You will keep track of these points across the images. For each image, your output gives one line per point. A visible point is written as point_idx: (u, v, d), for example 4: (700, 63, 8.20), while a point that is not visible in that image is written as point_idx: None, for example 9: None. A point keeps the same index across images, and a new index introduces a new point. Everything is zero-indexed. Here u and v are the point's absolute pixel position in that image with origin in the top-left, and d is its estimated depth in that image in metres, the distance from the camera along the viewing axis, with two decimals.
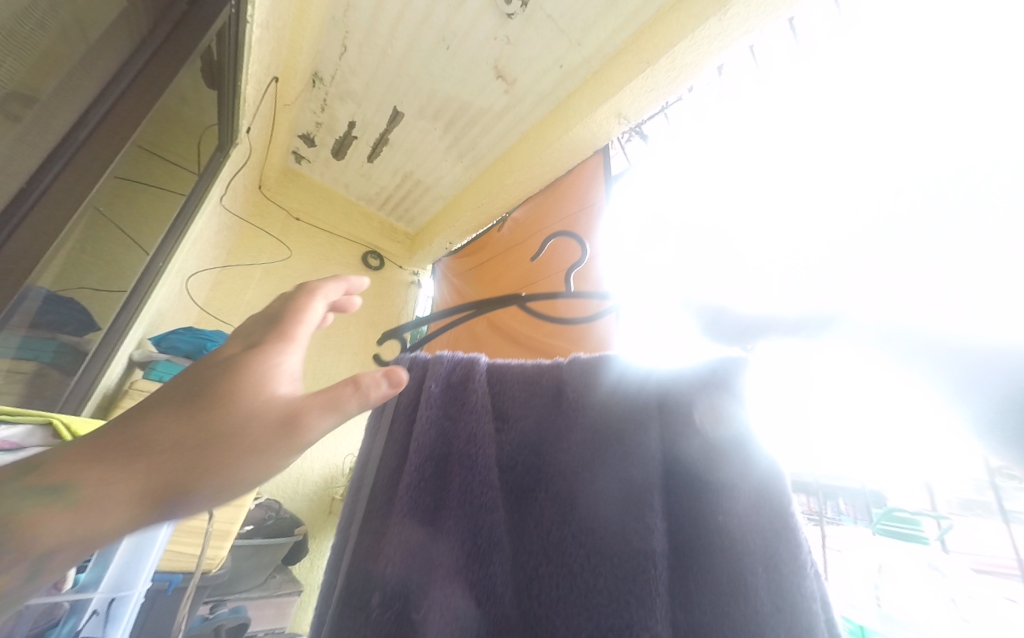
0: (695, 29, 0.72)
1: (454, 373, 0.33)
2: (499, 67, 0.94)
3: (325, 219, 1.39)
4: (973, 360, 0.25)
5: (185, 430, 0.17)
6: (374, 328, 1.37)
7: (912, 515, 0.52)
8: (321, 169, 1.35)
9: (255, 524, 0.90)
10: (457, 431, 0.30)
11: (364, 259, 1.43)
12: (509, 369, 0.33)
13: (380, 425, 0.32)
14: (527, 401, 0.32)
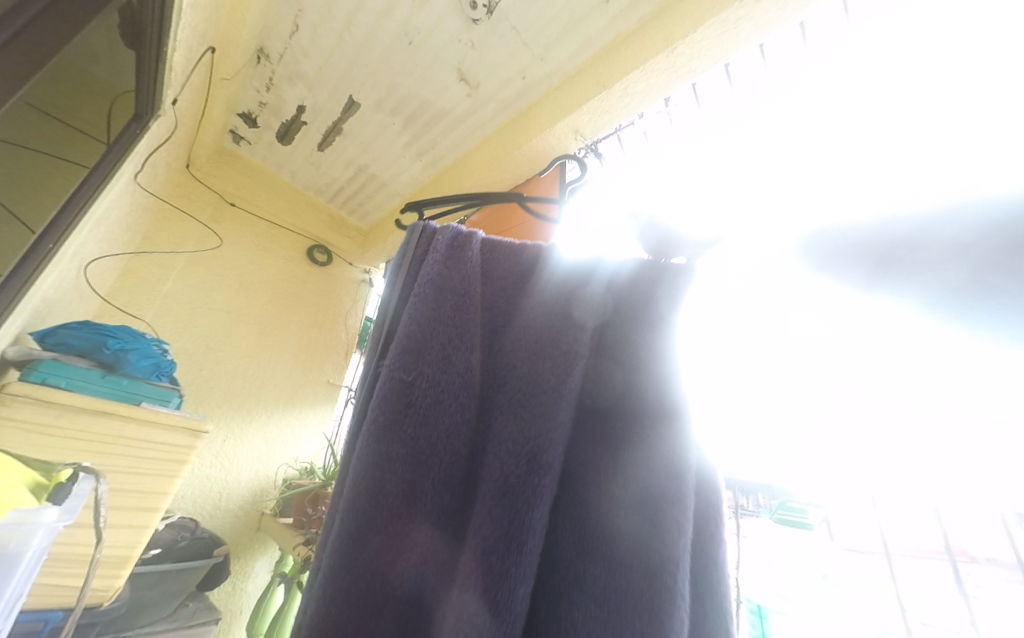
0: (647, 62, 0.78)
1: (458, 238, 0.34)
2: (463, 70, 0.93)
3: (265, 206, 1.27)
4: (954, 249, 0.21)
5: None
6: (316, 328, 1.28)
7: (802, 505, 0.66)
8: (263, 153, 1.24)
9: (164, 547, 0.79)
10: (452, 279, 0.31)
11: (308, 253, 1.32)
12: (504, 243, 0.35)
13: (399, 268, 0.34)
14: (510, 277, 0.33)
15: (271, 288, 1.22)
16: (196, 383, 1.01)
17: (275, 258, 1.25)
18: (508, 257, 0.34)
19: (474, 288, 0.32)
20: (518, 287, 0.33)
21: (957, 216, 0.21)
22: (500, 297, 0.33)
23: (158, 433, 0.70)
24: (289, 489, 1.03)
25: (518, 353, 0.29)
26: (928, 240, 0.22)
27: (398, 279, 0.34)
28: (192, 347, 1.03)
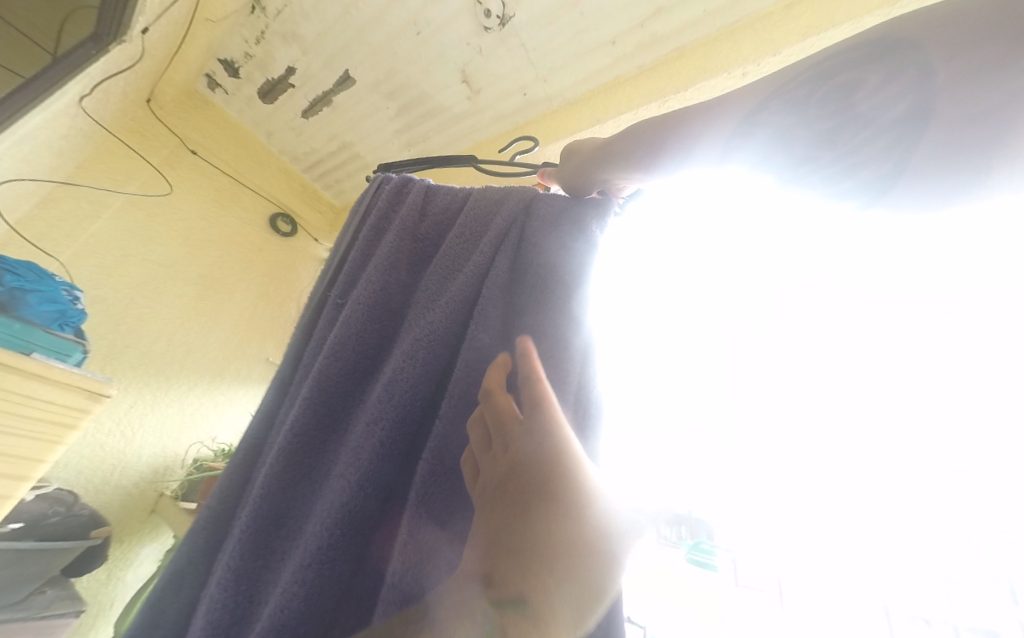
0: (640, 107, 0.83)
1: (400, 185, 0.49)
2: (467, 72, 0.94)
3: (232, 162, 1.17)
4: (816, 105, 0.26)
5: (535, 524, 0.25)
6: (264, 300, 1.18)
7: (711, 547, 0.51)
8: (239, 106, 1.15)
9: (29, 522, 0.66)
10: (391, 216, 0.47)
11: (271, 220, 1.24)
12: (440, 188, 0.47)
13: (358, 211, 0.50)
14: (445, 208, 0.46)
15: (221, 250, 1.12)
16: (109, 340, 0.89)
17: (230, 219, 1.15)
18: (444, 196, 0.46)
19: (405, 228, 0.44)
20: (454, 246, 0.41)
21: (805, 83, 0.26)
22: (436, 225, 0.45)
23: (47, 390, 0.59)
24: (198, 471, 0.93)
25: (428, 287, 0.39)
26: (790, 101, 0.27)
27: (356, 218, 0.50)
28: (113, 298, 0.91)
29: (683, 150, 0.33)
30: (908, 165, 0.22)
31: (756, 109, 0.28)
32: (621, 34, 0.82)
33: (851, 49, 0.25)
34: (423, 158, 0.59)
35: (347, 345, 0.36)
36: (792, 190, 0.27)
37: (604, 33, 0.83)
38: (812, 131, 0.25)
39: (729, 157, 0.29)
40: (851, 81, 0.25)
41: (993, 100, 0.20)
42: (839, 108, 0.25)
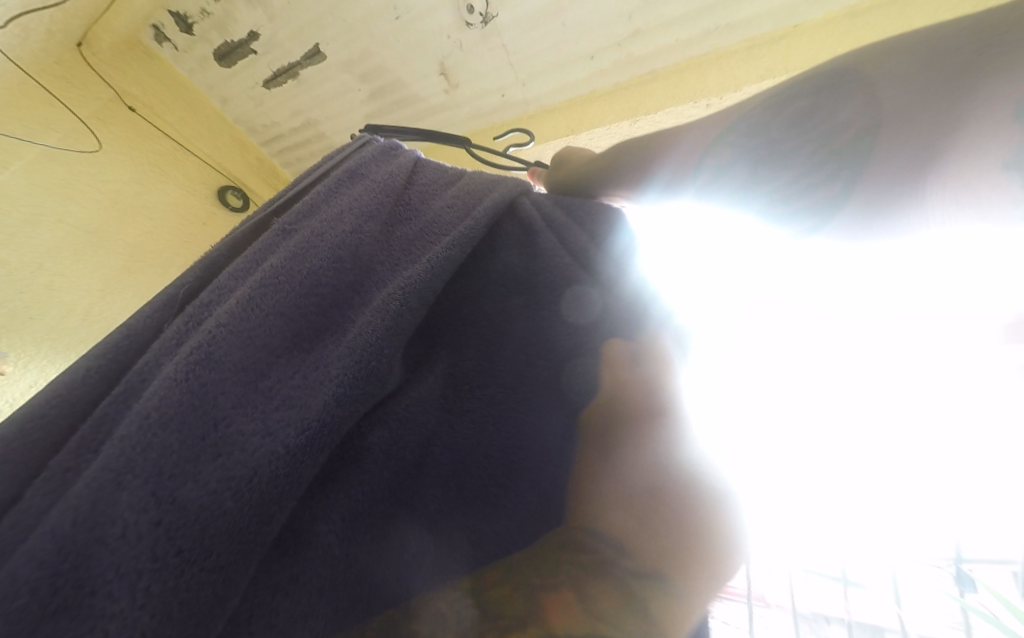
0: (612, 122, 0.87)
1: (391, 146, 0.48)
2: (446, 65, 0.92)
3: (176, 124, 1.07)
4: (775, 130, 0.27)
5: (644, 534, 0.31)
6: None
7: None
8: (190, 65, 1.05)
9: None
10: (371, 166, 0.45)
11: (220, 193, 1.16)
12: (430, 164, 0.48)
13: (334, 155, 0.50)
14: (433, 181, 0.46)
15: (158, 220, 1.02)
16: (11, 311, 0.77)
17: (171, 187, 1.06)
18: (433, 171, 0.47)
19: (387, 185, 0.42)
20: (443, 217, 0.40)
21: (769, 107, 0.27)
22: (420, 191, 0.44)
23: None
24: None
25: (404, 245, 0.38)
26: (751, 126, 0.28)
27: (331, 160, 0.49)
28: (20, 264, 0.79)
29: (655, 171, 0.35)
30: (850, 196, 0.24)
31: (720, 134, 0.30)
32: (599, 51, 0.85)
33: (794, 85, 0.27)
34: (416, 130, 0.58)
35: (303, 280, 0.32)
36: (746, 215, 0.29)
37: (584, 47, 0.85)
38: (769, 156, 0.27)
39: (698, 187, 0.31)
40: (799, 112, 0.26)
41: (935, 132, 0.21)
42: (792, 136, 0.26)
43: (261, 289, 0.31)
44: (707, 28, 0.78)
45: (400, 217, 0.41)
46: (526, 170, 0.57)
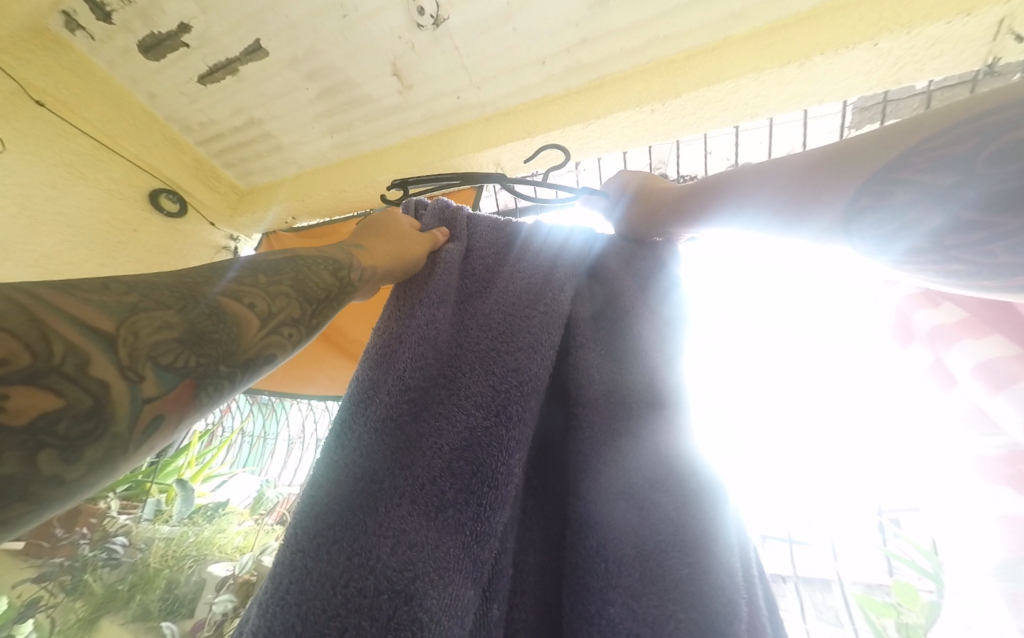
0: (566, 126, 0.90)
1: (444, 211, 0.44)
2: (398, 66, 0.91)
3: (97, 123, 0.99)
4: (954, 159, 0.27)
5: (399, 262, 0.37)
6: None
7: None
8: (111, 58, 0.95)
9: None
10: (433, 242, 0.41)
11: (152, 197, 1.10)
12: (483, 219, 0.44)
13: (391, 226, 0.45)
14: (494, 241, 0.43)
15: (79, 230, 0.99)
16: None
17: (92, 190, 1.01)
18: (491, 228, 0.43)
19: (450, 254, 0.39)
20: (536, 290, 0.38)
21: (943, 145, 0.27)
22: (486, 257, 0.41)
23: None
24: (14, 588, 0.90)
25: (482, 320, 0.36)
26: (927, 159, 0.28)
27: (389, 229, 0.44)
28: None
29: (801, 203, 0.33)
30: None
31: (884, 170, 0.29)
32: (551, 56, 0.87)
33: (915, 144, 0.28)
34: (452, 174, 0.53)
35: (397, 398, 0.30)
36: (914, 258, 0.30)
37: (536, 52, 0.87)
38: (956, 222, 0.27)
39: (846, 234, 0.31)
40: (942, 159, 0.27)
41: None
42: (946, 177, 0.27)
43: (355, 414, 0.30)
44: (649, 38, 0.83)
45: (468, 291, 0.39)
46: (578, 199, 0.52)
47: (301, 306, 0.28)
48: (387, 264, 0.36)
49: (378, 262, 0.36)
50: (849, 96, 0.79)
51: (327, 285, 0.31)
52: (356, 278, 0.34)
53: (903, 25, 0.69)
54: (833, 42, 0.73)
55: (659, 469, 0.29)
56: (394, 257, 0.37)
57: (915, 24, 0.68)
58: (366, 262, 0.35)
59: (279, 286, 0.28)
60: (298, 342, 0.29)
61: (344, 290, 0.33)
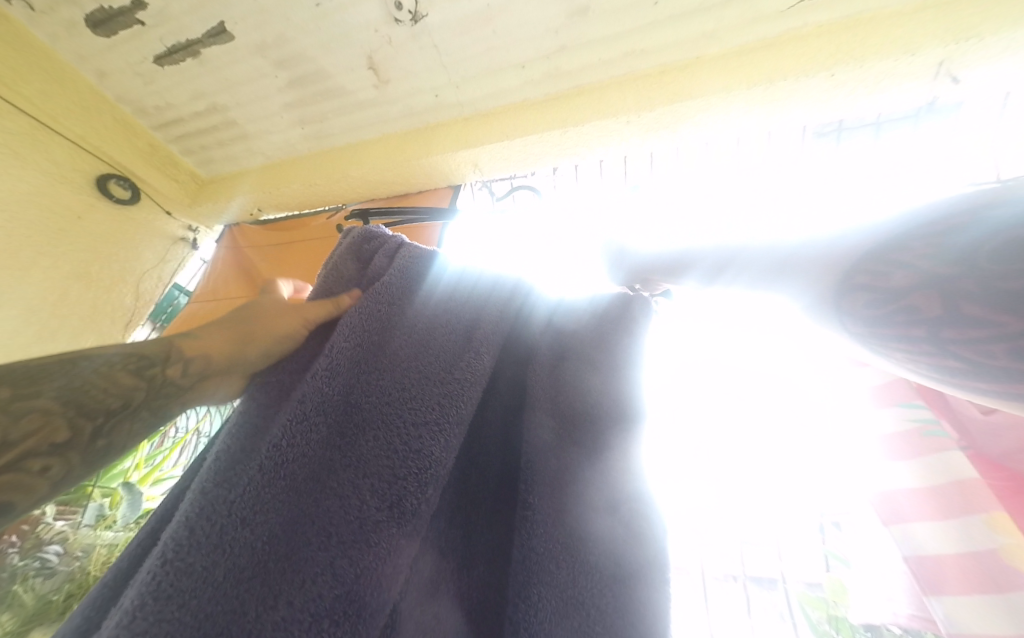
0: (544, 131, 0.91)
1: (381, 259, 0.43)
2: (374, 60, 0.89)
3: (36, 101, 0.91)
4: (955, 234, 0.33)
5: (227, 338, 0.37)
6: (84, 281, 1.03)
7: None
8: (54, 31, 0.88)
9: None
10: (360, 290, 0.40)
11: (99, 183, 1.04)
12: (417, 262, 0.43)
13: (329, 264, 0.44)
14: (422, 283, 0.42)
15: (13, 218, 0.93)
16: None
17: (29, 172, 0.93)
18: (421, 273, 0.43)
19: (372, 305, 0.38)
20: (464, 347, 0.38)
21: (943, 227, 0.33)
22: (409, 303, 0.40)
23: None
24: None
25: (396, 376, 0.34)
26: (931, 234, 0.34)
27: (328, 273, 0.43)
28: None
29: (814, 262, 0.38)
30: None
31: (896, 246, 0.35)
32: (531, 61, 0.88)
33: (915, 232, 0.35)
34: None
35: (283, 473, 0.28)
36: (913, 321, 0.34)
37: (515, 56, 0.87)
38: (963, 292, 0.32)
39: (846, 298, 0.37)
40: (942, 248, 0.33)
41: None
42: (947, 267, 0.33)
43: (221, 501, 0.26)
44: (625, 50, 0.85)
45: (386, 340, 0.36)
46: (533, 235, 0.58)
47: (66, 423, 0.28)
48: (209, 344, 0.36)
49: (195, 343, 0.36)
50: (807, 121, 0.85)
51: (121, 394, 0.31)
52: (168, 372, 0.34)
53: (857, 58, 0.74)
54: (794, 69, 0.77)
55: (622, 494, 0.33)
56: (219, 335, 0.37)
57: (867, 58, 0.73)
58: (182, 345, 0.36)
59: (30, 404, 0.28)
60: (66, 465, 0.28)
61: (142, 389, 0.32)
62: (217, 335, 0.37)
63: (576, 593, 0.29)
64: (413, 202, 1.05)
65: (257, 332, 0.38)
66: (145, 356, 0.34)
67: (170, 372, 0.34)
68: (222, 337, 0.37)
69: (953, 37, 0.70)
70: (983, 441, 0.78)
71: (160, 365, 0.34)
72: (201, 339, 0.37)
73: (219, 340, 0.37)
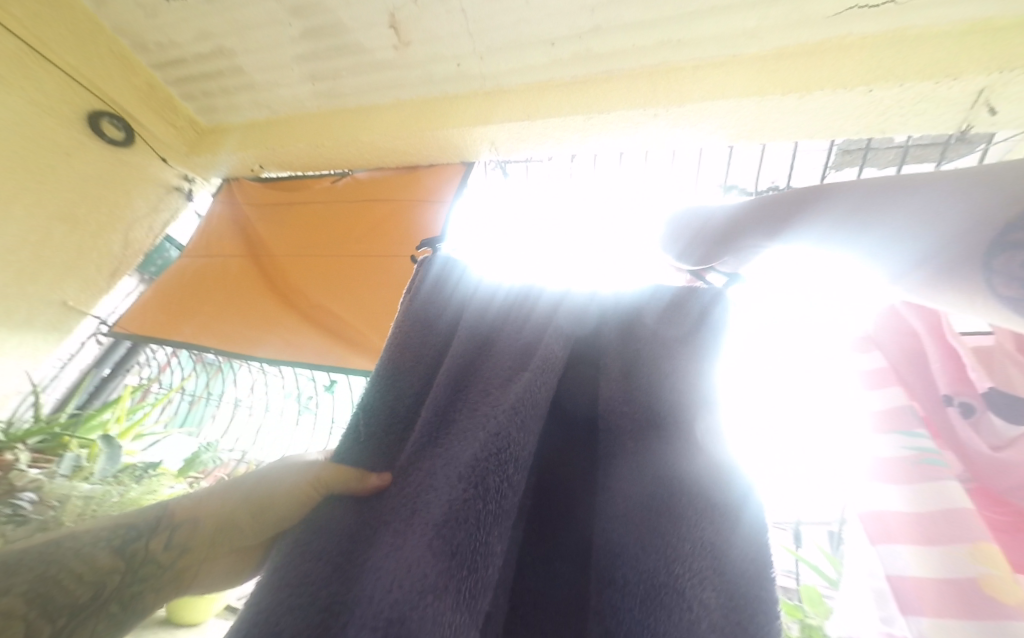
0: (567, 115, 0.87)
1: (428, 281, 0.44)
2: (396, 19, 0.83)
3: (31, 26, 0.88)
4: None
5: (228, 496, 0.34)
6: (68, 224, 0.98)
7: None
8: None
9: None
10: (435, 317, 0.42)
11: (92, 121, 0.99)
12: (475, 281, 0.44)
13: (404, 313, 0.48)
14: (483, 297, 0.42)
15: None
16: None
17: None
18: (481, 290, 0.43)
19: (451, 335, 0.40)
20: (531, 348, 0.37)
21: None
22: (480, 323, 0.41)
23: None
24: None
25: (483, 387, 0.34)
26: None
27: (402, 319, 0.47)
28: None
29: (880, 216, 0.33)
30: None
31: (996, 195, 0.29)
32: (562, 38, 0.83)
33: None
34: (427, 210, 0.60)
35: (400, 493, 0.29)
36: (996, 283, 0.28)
37: (546, 33, 0.83)
38: None
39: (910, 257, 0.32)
40: None
41: None
42: None
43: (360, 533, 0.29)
44: (661, 40, 0.82)
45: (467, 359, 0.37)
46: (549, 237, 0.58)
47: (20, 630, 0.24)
48: (200, 513, 0.33)
49: (193, 506, 0.33)
50: (837, 136, 0.82)
51: (95, 581, 0.28)
52: (159, 539, 0.31)
53: (897, 76, 0.71)
54: (832, 80, 0.74)
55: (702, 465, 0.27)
56: (219, 495, 0.34)
57: (907, 77, 0.71)
58: (174, 512, 0.33)
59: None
60: None
61: (106, 577, 0.28)
62: (216, 496, 0.34)
63: (670, 587, 0.23)
64: (423, 175, 1.01)
65: (266, 474, 0.35)
66: (132, 526, 0.31)
67: (152, 544, 0.31)
68: (216, 502, 0.33)
69: (998, 66, 0.68)
70: (988, 473, 0.48)
71: (153, 537, 0.31)
72: (195, 505, 0.33)
73: (211, 507, 0.33)
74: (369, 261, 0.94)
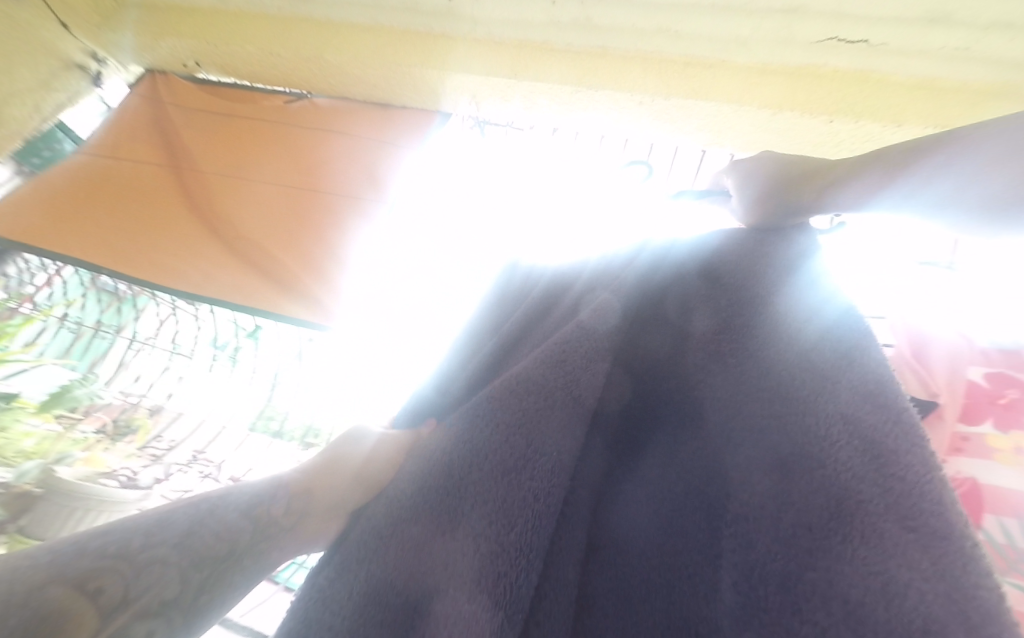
0: (554, 84, 0.83)
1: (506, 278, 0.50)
2: None
3: None
4: None
5: (331, 465, 0.35)
6: None
7: None
8: None
9: None
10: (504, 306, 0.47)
11: None
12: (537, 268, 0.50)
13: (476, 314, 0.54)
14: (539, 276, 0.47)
15: None
16: None
17: None
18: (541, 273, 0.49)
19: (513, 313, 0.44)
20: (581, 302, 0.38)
21: None
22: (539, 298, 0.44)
23: None
24: None
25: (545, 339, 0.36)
26: None
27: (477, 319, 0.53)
28: None
29: None
30: None
31: None
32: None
33: None
34: None
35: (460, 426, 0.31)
36: None
37: None
38: None
39: None
40: None
41: None
42: None
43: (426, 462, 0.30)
44: (662, 25, 0.80)
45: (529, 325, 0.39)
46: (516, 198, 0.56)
47: (174, 583, 0.24)
48: (305, 477, 0.34)
49: (300, 472, 0.34)
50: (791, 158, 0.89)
51: (228, 538, 0.28)
52: (279, 502, 0.31)
53: (854, 114, 0.78)
54: (802, 104, 0.79)
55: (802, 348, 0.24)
56: (328, 463, 0.35)
57: (863, 115, 0.77)
58: (280, 480, 0.33)
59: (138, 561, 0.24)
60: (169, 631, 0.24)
61: (235, 534, 0.28)
62: (313, 468, 0.34)
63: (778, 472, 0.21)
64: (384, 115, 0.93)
65: (341, 454, 0.36)
66: (253, 494, 0.31)
67: (270, 509, 0.31)
68: (326, 468, 0.35)
69: (932, 122, 0.76)
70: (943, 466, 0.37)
71: (269, 507, 0.31)
72: (303, 475, 0.34)
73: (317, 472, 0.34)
74: (313, 196, 0.86)
